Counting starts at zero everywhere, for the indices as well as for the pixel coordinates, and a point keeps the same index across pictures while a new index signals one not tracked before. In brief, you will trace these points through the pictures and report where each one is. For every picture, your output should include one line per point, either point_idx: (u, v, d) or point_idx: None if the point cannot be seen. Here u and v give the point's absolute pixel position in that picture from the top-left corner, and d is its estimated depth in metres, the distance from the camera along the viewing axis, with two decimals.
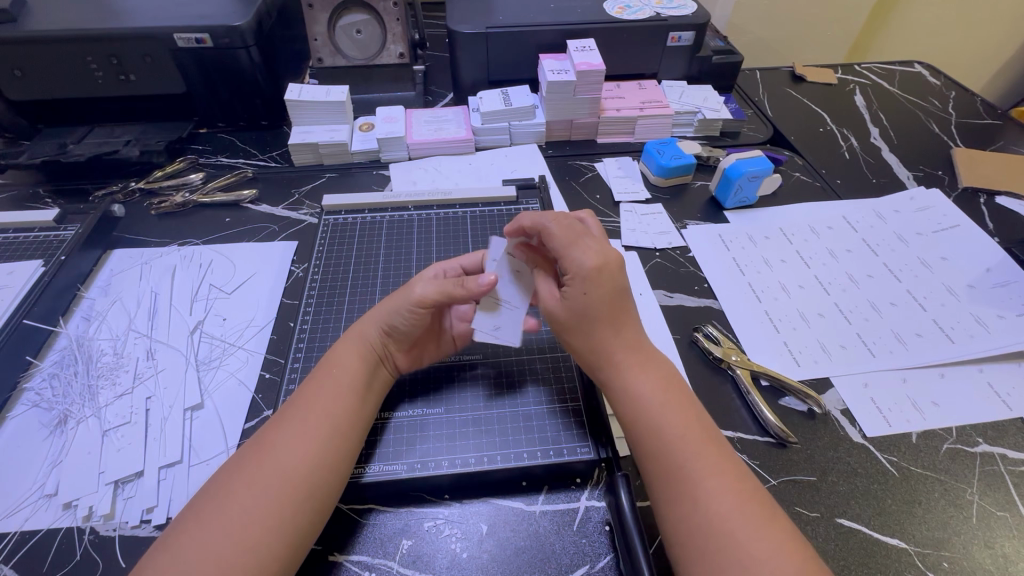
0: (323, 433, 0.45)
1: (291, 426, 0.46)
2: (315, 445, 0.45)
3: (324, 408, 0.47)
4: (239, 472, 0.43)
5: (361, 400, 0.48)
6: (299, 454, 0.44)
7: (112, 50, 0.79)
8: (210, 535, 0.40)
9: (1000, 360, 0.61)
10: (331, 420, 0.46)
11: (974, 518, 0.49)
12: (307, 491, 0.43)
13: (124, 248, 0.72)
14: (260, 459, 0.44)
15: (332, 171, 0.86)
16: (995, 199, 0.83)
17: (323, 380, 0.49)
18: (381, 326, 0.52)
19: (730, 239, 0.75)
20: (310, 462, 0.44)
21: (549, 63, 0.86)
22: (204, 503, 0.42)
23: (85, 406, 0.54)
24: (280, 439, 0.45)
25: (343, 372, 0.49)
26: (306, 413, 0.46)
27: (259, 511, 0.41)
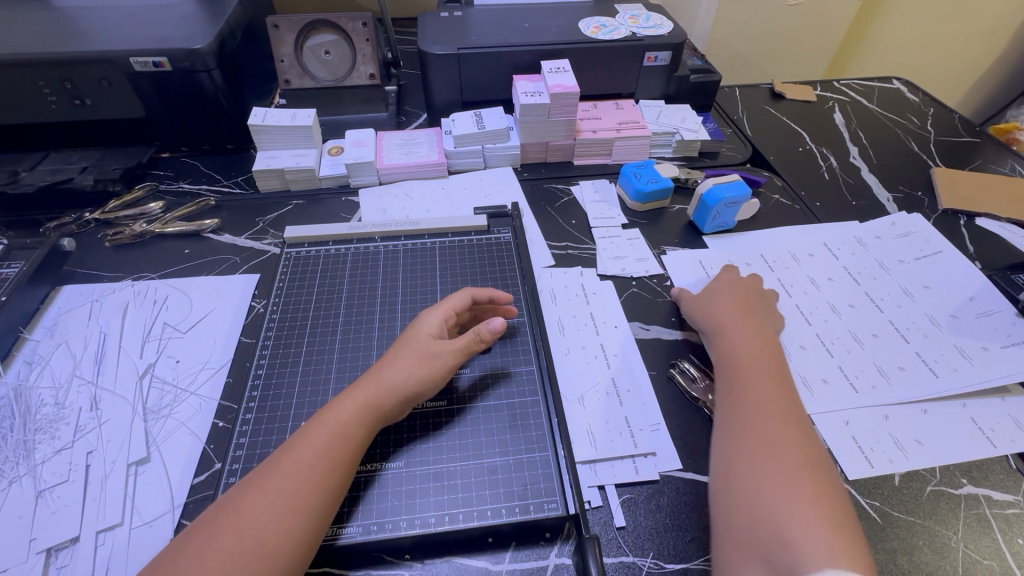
0: (305, 502, 0.42)
1: (271, 496, 0.42)
2: (296, 521, 0.41)
3: (310, 474, 0.43)
4: (205, 551, 0.39)
5: (351, 468, 0.46)
6: (278, 532, 0.40)
7: (66, 75, 0.76)
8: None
9: (983, 394, 0.60)
10: (317, 493, 0.43)
11: (961, 568, 0.47)
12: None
13: (74, 284, 0.68)
14: (234, 529, 0.40)
15: (299, 198, 0.83)
16: (975, 221, 0.82)
17: (310, 441, 0.45)
18: (397, 388, 0.49)
19: (709, 265, 0.73)
20: (285, 538, 0.40)
21: (522, 85, 0.84)
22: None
23: (19, 464, 0.51)
24: (259, 511, 0.41)
25: (331, 435, 0.46)
26: (290, 481, 0.43)
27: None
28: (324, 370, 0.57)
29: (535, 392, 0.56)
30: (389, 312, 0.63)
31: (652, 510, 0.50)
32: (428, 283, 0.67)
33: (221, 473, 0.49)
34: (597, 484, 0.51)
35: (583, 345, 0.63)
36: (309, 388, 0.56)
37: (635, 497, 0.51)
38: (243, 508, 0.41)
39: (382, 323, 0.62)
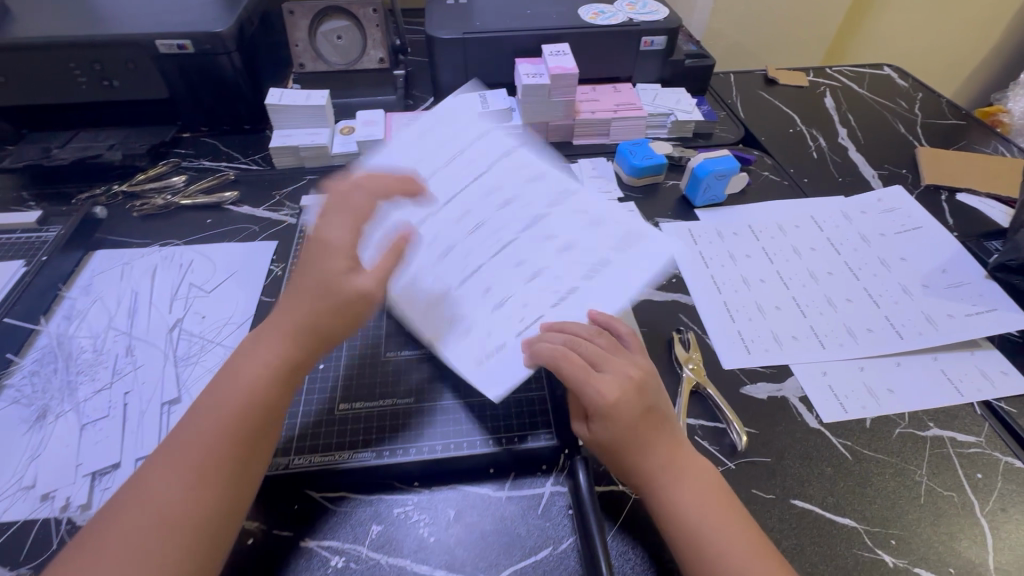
0: (219, 463, 0.43)
1: (207, 423, 0.45)
2: (236, 439, 0.44)
3: (222, 439, 0.44)
4: (157, 468, 0.42)
5: (264, 425, 0.46)
6: (219, 455, 0.43)
7: (95, 57, 0.81)
8: (136, 535, 0.39)
9: (953, 349, 0.63)
10: (249, 418, 0.45)
11: (923, 498, 0.52)
12: (224, 489, 0.43)
13: (106, 249, 0.73)
14: (141, 504, 0.41)
15: (313, 174, 0.88)
16: (955, 196, 0.86)
17: (245, 371, 0.48)
18: (311, 336, 0.49)
19: (698, 235, 0.78)
20: (196, 504, 0.41)
21: (524, 67, 0.88)
22: (120, 505, 0.41)
23: (64, 401, 0.56)
24: (196, 437, 0.44)
25: (241, 398, 0.46)
26: (230, 411, 0.45)
27: (184, 513, 0.41)
28: None
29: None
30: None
31: None
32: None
33: None
34: None
35: None
36: None
37: None
38: (151, 482, 0.42)
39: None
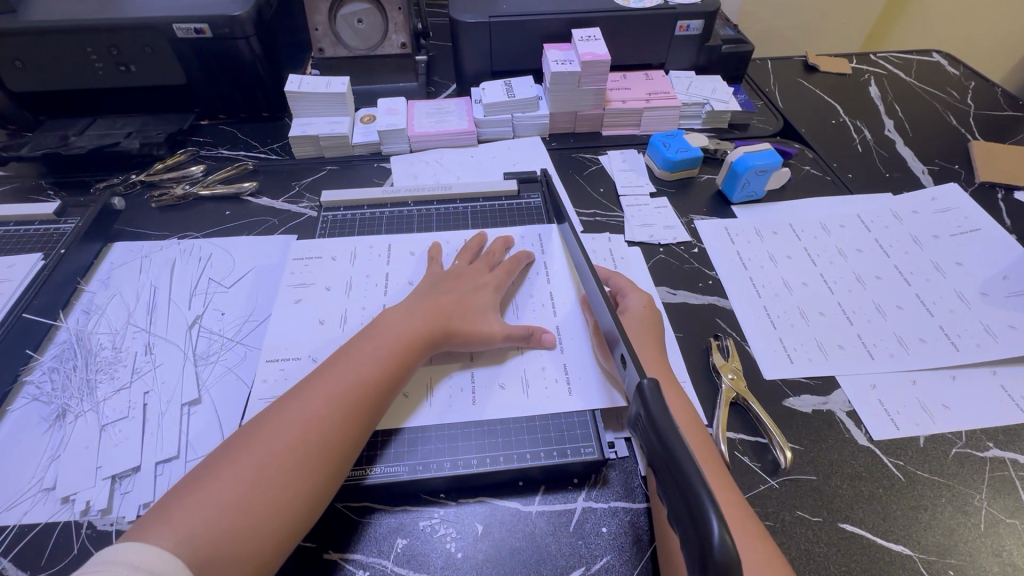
0: (329, 432, 0.45)
1: (315, 396, 0.47)
2: (336, 418, 0.46)
3: (331, 410, 0.46)
4: (262, 429, 0.44)
5: (376, 405, 0.48)
6: (323, 424, 0.45)
7: (112, 41, 0.79)
8: (241, 481, 0.41)
9: (1014, 362, 0.59)
10: (358, 399, 0.47)
11: (982, 525, 0.48)
12: (325, 455, 0.44)
13: (124, 241, 0.72)
14: (251, 458, 0.42)
15: (333, 164, 0.85)
16: (1013, 194, 0.80)
17: (358, 355, 0.50)
18: (446, 314, 0.56)
19: (735, 233, 0.74)
20: (298, 468, 0.42)
21: (553, 53, 0.84)
22: (223, 456, 0.43)
23: (84, 400, 0.55)
24: (301, 407, 0.46)
25: (353, 376, 0.48)
26: (331, 386, 0.47)
27: (284, 473, 0.42)
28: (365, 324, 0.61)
29: (569, 335, 0.60)
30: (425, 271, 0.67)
31: None
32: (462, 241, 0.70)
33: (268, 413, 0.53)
34: (624, 437, 0.53)
35: None
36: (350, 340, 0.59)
37: None
38: (257, 438, 0.44)
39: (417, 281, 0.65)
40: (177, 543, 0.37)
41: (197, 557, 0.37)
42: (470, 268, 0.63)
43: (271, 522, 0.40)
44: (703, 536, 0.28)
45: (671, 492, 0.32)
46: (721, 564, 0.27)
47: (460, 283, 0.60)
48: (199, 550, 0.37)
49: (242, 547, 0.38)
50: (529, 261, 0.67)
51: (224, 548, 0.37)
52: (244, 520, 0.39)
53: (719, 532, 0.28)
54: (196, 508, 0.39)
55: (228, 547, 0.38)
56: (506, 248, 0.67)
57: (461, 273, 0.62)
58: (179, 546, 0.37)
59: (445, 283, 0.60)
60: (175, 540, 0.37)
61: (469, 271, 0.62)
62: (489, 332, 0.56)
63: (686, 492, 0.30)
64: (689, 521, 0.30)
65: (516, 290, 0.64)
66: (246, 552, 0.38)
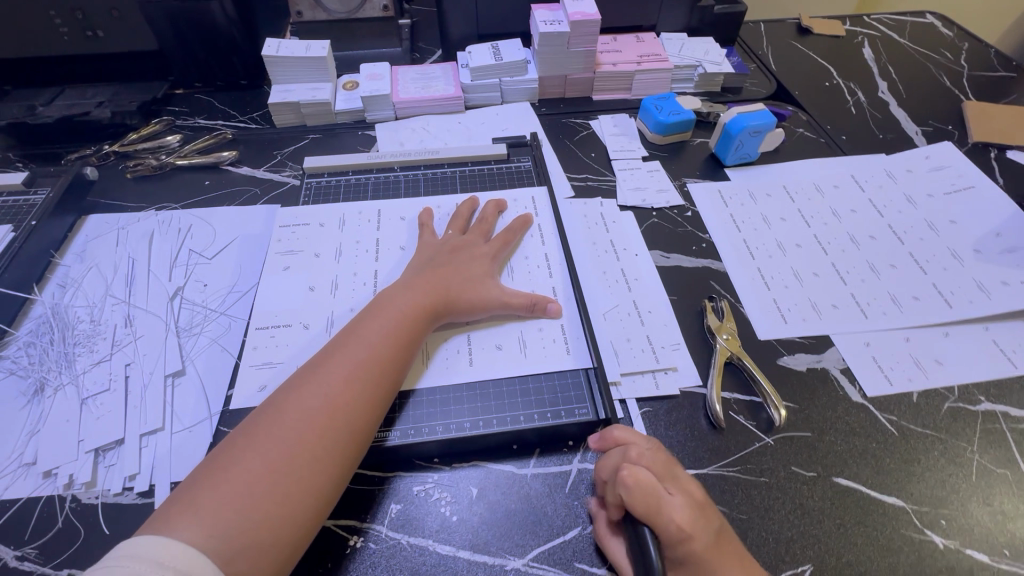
0: (349, 414, 0.43)
1: (330, 379, 0.45)
2: (355, 400, 0.44)
3: (348, 391, 0.44)
4: (281, 416, 0.42)
5: (392, 384, 0.47)
6: (343, 405, 0.44)
7: (77, 4, 0.75)
8: (267, 470, 0.39)
9: (1006, 318, 0.59)
10: (374, 377, 0.46)
11: (974, 476, 0.49)
12: (348, 436, 0.43)
13: (99, 213, 0.69)
14: (272, 446, 0.40)
15: (315, 132, 0.82)
16: (1005, 153, 0.80)
17: (369, 332, 0.49)
18: (447, 291, 0.54)
19: (729, 195, 0.73)
20: (324, 452, 0.41)
21: (541, 14, 0.81)
22: (240, 444, 0.41)
23: (62, 374, 0.53)
24: (318, 391, 0.44)
25: (368, 356, 0.47)
26: (345, 367, 0.46)
27: (309, 460, 0.40)
28: (353, 293, 0.59)
29: (564, 299, 0.58)
30: (414, 237, 0.65)
31: (672, 423, 0.51)
32: (452, 207, 0.68)
33: (255, 384, 0.52)
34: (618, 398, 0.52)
35: (605, 270, 0.63)
36: (337, 309, 0.57)
37: (654, 411, 0.52)
38: (276, 424, 0.42)
39: (407, 247, 0.64)
40: (208, 535, 0.36)
41: (228, 548, 0.36)
42: (466, 238, 0.61)
43: (299, 510, 0.39)
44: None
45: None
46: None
47: (456, 256, 0.58)
48: (231, 542, 0.36)
49: (272, 537, 0.37)
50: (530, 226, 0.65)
51: (257, 539, 0.37)
52: (274, 510, 0.38)
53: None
54: (221, 501, 0.37)
55: (261, 538, 0.37)
56: (498, 212, 0.66)
57: (457, 245, 0.60)
58: (210, 539, 0.36)
59: (440, 256, 0.58)
60: (205, 533, 0.36)
61: (465, 244, 0.60)
62: (486, 299, 0.55)
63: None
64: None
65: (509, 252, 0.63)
66: (279, 541, 0.38)
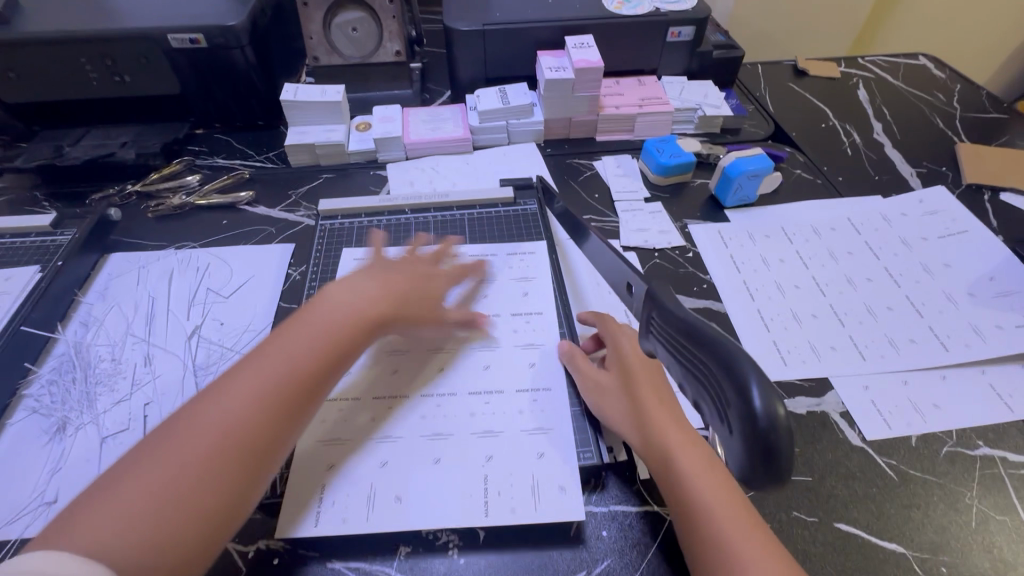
0: (255, 430, 0.43)
1: (238, 387, 0.45)
2: (258, 416, 0.44)
3: (256, 407, 0.44)
4: (179, 429, 0.42)
5: (308, 401, 0.47)
6: (244, 421, 0.43)
7: (107, 52, 0.79)
8: (158, 485, 0.39)
9: (1002, 362, 0.60)
10: (288, 394, 0.46)
11: (973, 523, 0.49)
12: (249, 453, 0.43)
13: (121, 252, 0.72)
14: (172, 460, 0.40)
15: (329, 172, 0.86)
16: (999, 195, 0.82)
17: (290, 343, 0.49)
18: (391, 314, 0.55)
19: (729, 236, 0.75)
20: (220, 470, 0.41)
21: (547, 61, 0.85)
22: (136, 458, 0.41)
23: (83, 413, 0.55)
24: (220, 405, 0.44)
25: (285, 372, 0.47)
26: (263, 382, 0.45)
27: (208, 475, 0.40)
28: None
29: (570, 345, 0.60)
30: None
31: None
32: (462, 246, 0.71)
33: None
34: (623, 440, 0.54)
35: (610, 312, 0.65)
36: None
37: None
38: (180, 436, 0.42)
39: None
40: (93, 552, 0.35)
41: (121, 564, 0.35)
42: (466, 272, 0.64)
43: (195, 529, 0.39)
44: (746, 405, 0.29)
45: (702, 366, 0.33)
46: (765, 426, 0.28)
47: (434, 282, 0.60)
48: (122, 558, 0.36)
49: (177, 550, 0.38)
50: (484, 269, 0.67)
51: (145, 557, 0.36)
52: (161, 528, 0.38)
53: (763, 401, 0.28)
54: (107, 514, 0.37)
55: (149, 555, 0.37)
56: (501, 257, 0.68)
57: (447, 274, 0.63)
58: (92, 553, 0.35)
59: (394, 270, 0.59)
60: (88, 546, 0.35)
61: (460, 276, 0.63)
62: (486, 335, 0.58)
63: (727, 363, 0.31)
64: (726, 391, 0.31)
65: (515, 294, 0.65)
66: (170, 559, 0.37)
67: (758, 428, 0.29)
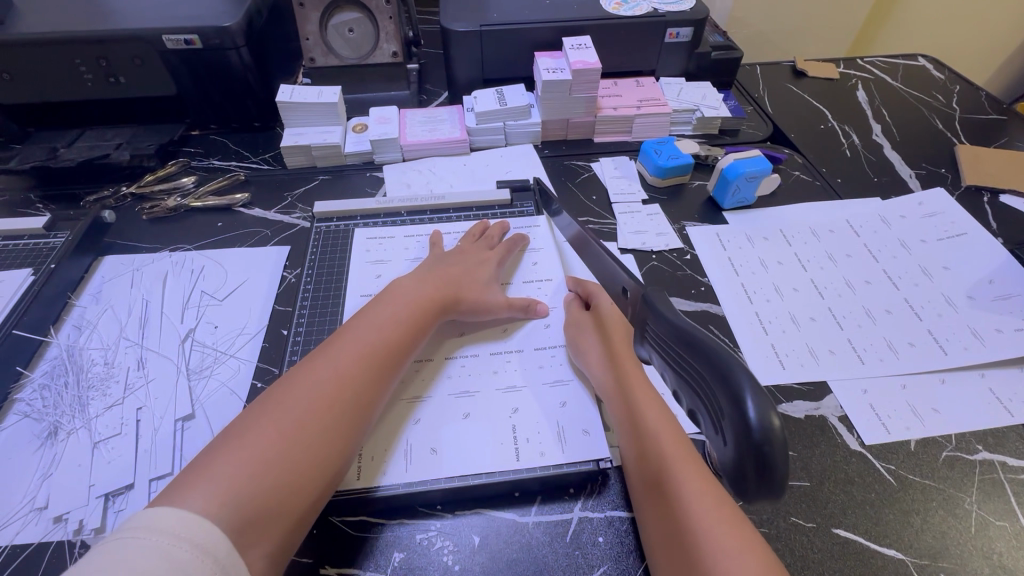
0: (350, 391, 0.48)
1: (340, 359, 0.50)
2: (353, 379, 0.49)
3: (355, 370, 0.49)
4: (292, 389, 0.47)
5: (395, 368, 0.52)
6: (348, 383, 0.48)
7: (102, 54, 0.78)
8: (276, 439, 0.43)
9: (1001, 365, 0.60)
10: (380, 360, 0.51)
11: (973, 528, 0.49)
12: (353, 411, 0.48)
13: (115, 254, 0.71)
14: (282, 417, 0.44)
15: (325, 174, 0.85)
16: (998, 197, 0.82)
17: (377, 319, 0.55)
18: (450, 290, 0.60)
19: (727, 239, 0.75)
20: (328, 426, 0.45)
21: (544, 62, 0.85)
22: (252, 419, 0.44)
23: (75, 417, 0.54)
24: (326, 368, 0.49)
25: (373, 342, 0.52)
26: (353, 351, 0.51)
27: (319, 429, 0.45)
28: None
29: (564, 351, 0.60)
30: (426, 251, 0.71)
31: None
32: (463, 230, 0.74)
33: None
34: None
35: None
36: None
37: None
38: (286, 398, 0.46)
39: (418, 258, 0.70)
40: (219, 505, 0.38)
41: (241, 515, 0.38)
42: (472, 247, 0.67)
43: (309, 478, 0.43)
44: (738, 416, 0.28)
45: (696, 372, 0.32)
46: (760, 439, 0.27)
47: (463, 258, 0.65)
48: (242, 510, 0.38)
49: (290, 498, 0.41)
50: (525, 243, 0.71)
51: (264, 506, 0.40)
52: (285, 477, 0.41)
53: (757, 411, 0.27)
54: (235, 467, 0.40)
55: (269, 503, 0.40)
56: (504, 232, 0.71)
57: (463, 249, 0.67)
58: (218, 508, 0.38)
59: (448, 258, 0.65)
60: (216, 501, 0.38)
61: (470, 250, 0.67)
62: (491, 304, 0.61)
63: (722, 372, 0.30)
64: (721, 402, 0.29)
65: (512, 291, 0.66)
66: (286, 506, 0.41)
67: (752, 439, 0.28)
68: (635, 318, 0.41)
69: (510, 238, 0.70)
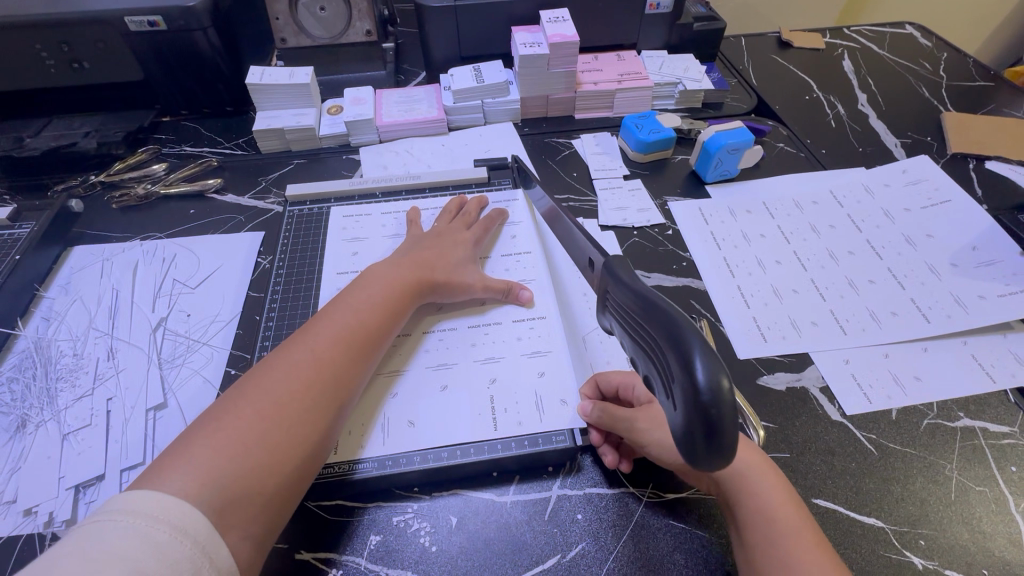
0: (328, 374, 0.47)
1: (318, 342, 0.49)
2: (331, 362, 0.48)
3: (332, 353, 0.48)
4: (268, 373, 0.46)
5: (373, 351, 0.51)
6: (326, 365, 0.47)
7: (64, 38, 0.76)
8: (253, 423, 0.42)
9: (983, 332, 0.60)
10: (357, 344, 0.50)
11: (953, 494, 0.49)
12: (332, 395, 0.46)
13: (85, 245, 0.69)
14: (257, 402, 0.43)
15: (300, 158, 0.83)
16: (985, 164, 0.80)
17: (354, 302, 0.53)
18: (427, 273, 0.58)
19: (710, 213, 0.73)
20: (306, 409, 0.44)
21: (521, 37, 0.82)
22: (229, 404, 0.43)
23: (44, 410, 0.53)
24: (303, 352, 0.48)
25: (350, 325, 0.51)
26: (329, 334, 0.50)
27: (297, 413, 0.44)
28: None
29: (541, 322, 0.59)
30: (402, 231, 0.69)
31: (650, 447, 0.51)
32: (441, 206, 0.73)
33: None
34: None
35: (587, 291, 0.63)
36: None
37: None
38: (263, 383, 0.45)
39: (394, 236, 0.69)
40: (199, 487, 0.37)
41: (223, 499, 0.37)
42: (449, 227, 0.65)
43: (289, 462, 0.42)
44: (688, 381, 0.27)
45: (653, 339, 0.31)
46: (708, 402, 0.26)
47: (439, 240, 0.63)
48: (224, 493, 0.38)
49: (268, 482, 0.40)
50: (504, 218, 0.70)
51: (244, 490, 0.39)
52: (264, 461, 0.40)
53: (705, 375, 0.26)
54: (211, 453, 0.39)
55: (248, 487, 0.39)
56: (481, 208, 0.70)
57: (439, 231, 0.65)
58: (196, 491, 0.37)
59: (424, 242, 0.63)
60: (194, 484, 0.37)
61: (445, 232, 0.65)
62: (466, 283, 0.60)
63: (673, 336, 0.29)
64: (673, 366, 0.29)
65: (488, 266, 0.65)
66: (266, 491, 0.40)
67: (701, 403, 0.27)
68: (598, 287, 0.40)
69: (488, 217, 0.68)
